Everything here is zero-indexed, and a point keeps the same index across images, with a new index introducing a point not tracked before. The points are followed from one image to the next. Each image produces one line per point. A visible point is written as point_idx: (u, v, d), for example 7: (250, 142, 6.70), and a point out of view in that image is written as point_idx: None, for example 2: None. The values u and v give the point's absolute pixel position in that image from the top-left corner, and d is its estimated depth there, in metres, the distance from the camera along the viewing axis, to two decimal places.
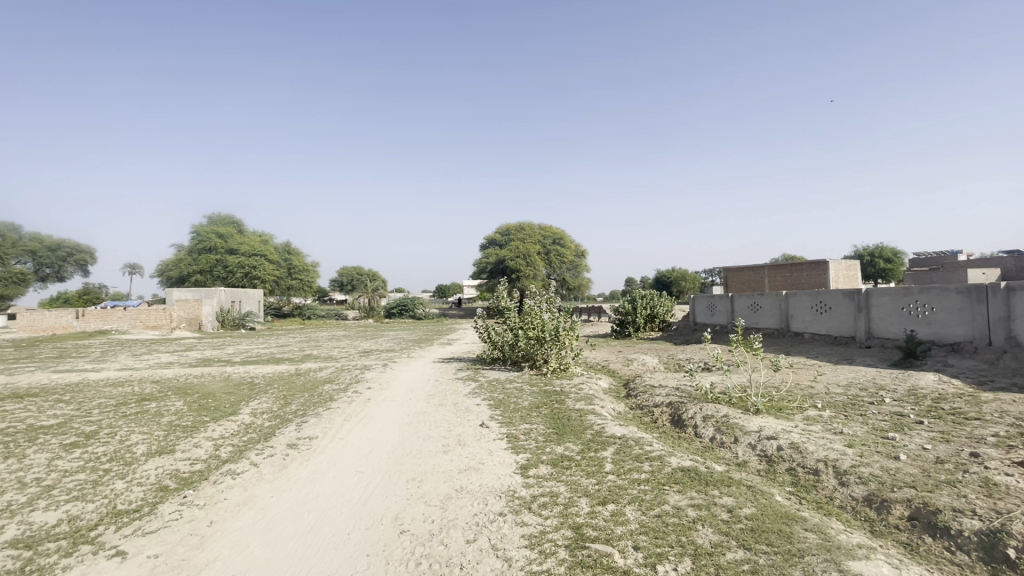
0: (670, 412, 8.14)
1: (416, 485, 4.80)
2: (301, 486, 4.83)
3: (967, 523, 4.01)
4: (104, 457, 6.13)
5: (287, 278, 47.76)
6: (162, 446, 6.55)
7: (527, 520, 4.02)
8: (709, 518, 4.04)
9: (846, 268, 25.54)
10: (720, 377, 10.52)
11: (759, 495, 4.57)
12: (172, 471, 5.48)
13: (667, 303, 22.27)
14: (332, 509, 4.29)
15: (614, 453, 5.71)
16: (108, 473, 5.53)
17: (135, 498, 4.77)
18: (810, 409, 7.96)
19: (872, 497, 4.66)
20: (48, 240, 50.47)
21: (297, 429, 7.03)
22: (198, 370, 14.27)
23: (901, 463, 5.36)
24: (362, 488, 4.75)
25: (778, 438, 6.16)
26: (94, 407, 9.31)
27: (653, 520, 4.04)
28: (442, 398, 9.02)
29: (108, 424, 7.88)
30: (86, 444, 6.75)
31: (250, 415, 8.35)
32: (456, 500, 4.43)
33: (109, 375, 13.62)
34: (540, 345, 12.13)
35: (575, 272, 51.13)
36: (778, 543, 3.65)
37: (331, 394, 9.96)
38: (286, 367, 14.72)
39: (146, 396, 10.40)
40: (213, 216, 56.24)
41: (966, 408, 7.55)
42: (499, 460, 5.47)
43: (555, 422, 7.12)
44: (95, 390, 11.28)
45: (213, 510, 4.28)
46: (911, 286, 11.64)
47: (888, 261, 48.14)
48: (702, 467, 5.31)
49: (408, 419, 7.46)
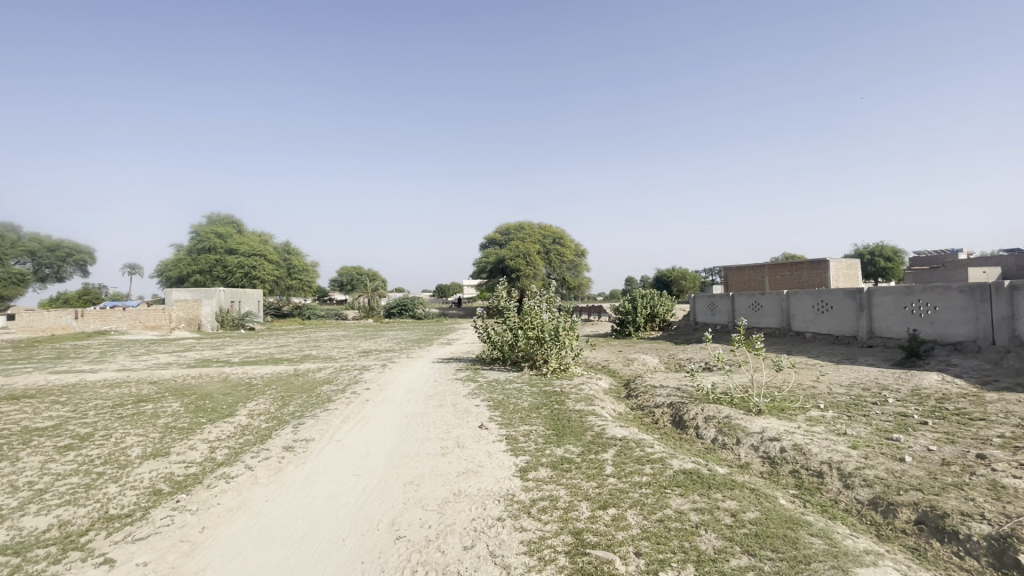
0: (671, 413, 8.06)
1: (413, 489, 4.72)
2: (296, 490, 4.74)
3: (975, 527, 3.93)
4: (99, 460, 6.04)
5: (287, 277, 47.68)
6: (157, 448, 6.46)
7: (526, 525, 3.94)
8: (712, 523, 3.96)
9: (847, 268, 25.46)
10: (721, 377, 10.44)
11: (762, 498, 4.49)
12: (166, 475, 5.39)
13: (668, 302, 22.17)
14: (327, 514, 4.20)
15: (615, 455, 5.62)
16: (102, 477, 5.45)
17: (127, 502, 4.68)
18: (813, 409, 7.87)
19: (878, 500, 4.58)
20: (48, 240, 50.42)
21: (294, 431, 6.95)
22: (196, 371, 14.18)
23: (907, 465, 5.28)
24: (358, 492, 4.67)
25: (781, 440, 6.07)
26: (91, 409, 9.23)
27: (655, 525, 3.95)
28: (441, 399, 8.93)
29: (104, 426, 7.80)
30: (81, 447, 6.66)
31: (247, 417, 8.26)
32: (454, 504, 4.35)
33: (106, 376, 13.53)
34: (540, 345, 12.05)
35: (575, 272, 50.86)
36: (783, 549, 3.57)
37: (329, 395, 9.87)
38: (284, 367, 14.64)
39: (143, 397, 10.32)
40: (213, 216, 56.25)
41: (971, 408, 7.47)
42: (498, 462, 5.39)
43: (555, 423, 7.04)
44: (92, 391, 11.20)
45: (206, 515, 4.20)
46: (914, 285, 11.55)
47: (888, 260, 48.09)
48: (704, 470, 5.22)
49: (406, 420, 7.37)
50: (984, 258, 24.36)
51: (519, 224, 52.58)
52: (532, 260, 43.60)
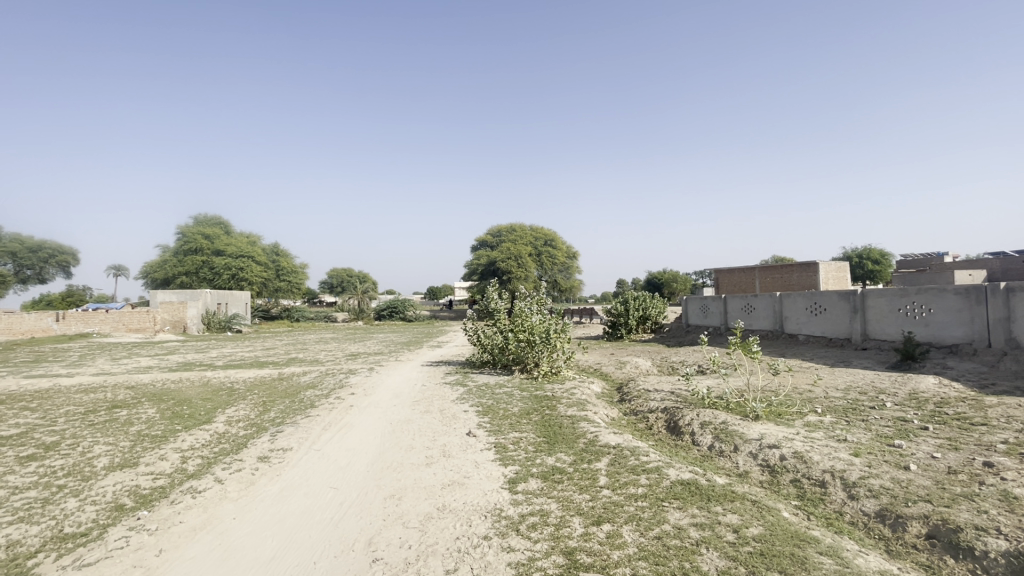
0: (666, 418, 7.80)
1: (394, 503, 4.42)
2: (268, 505, 4.45)
3: (992, 543, 3.70)
4: (61, 472, 5.67)
5: (274, 280, 47.00)
6: (126, 458, 6.09)
7: (514, 544, 3.66)
8: (714, 540, 3.70)
9: (836, 270, 25.56)
10: (716, 381, 10.21)
11: (765, 511, 4.23)
12: (131, 488, 5.03)
13: (660, 305, 21.97)
14: (299, 532, 3.91)
15: (608, 464, 5.35)
16: (61, 490, 5.07)
17: (86, 519, 4.33)
18: (811, 414, 7.65)
19: (886, 513, 4.36)
20: (30, 241, 49.27)
21: (271, 439, 6.62)
22: (176, 375, 13.68)
23: (912, 474, 5.05)
24: (335, 508, 4.36)
25: (780, 447, 5.84)
26: (62, 416, 8.79)
27: (654, 543, 3.69)
28: (428, 405, 8.63)
29: (72, 434, 7.39)
30: (44, 457, 6.27)
31: (225, 423, 7.90)
32: (437, 521, 4.06)
33: (82, 381, 12.98)
34: (531, 348, 11.79)
35: (567, 275, 50.56)
36: (792, 571, 3.31)
37: (312, 400, 9.53)
38: (268, 372, 14.16)
39: (118, 403, 9.90)
40: (200, 217, 55.41)
41: (971, 413, 7.28)
42: (486, 473, 5.11)
43: (546, 430, 6.77)
44: (64, 397, 10.71)
45: (165, 536, 3.87)
46: (908, 287, 11.44)
47: (876, 263, 48.43)
48: (703, 480, 4.94)
49: (391, 428, 7.05)
50: (969, 262, 24.59)
51: (511, 226, 52.25)
52: (525, 263, 43.32)
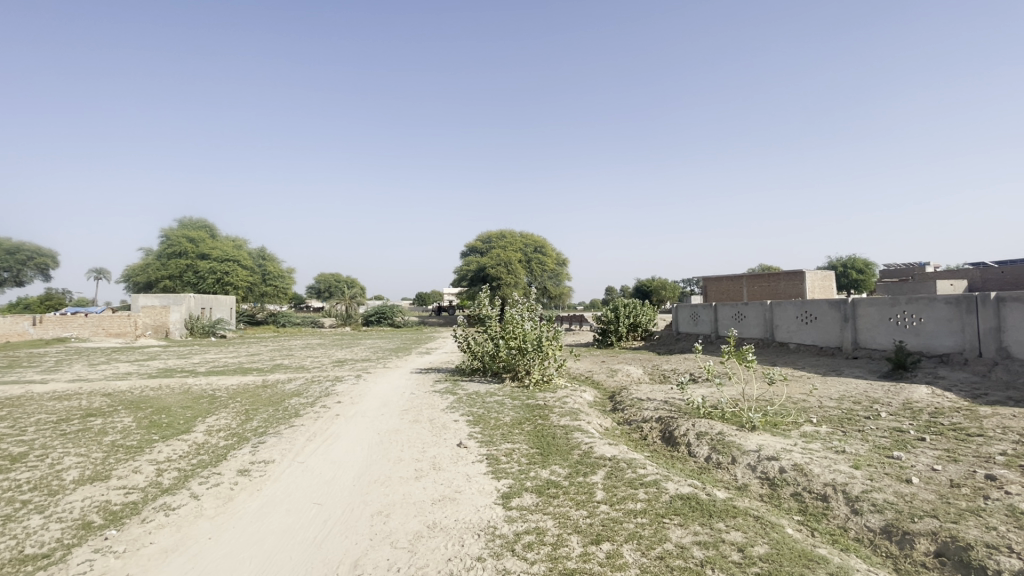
0: (661, 428, 7.62)
1: (382, 521, 4.18)
2: (247, 523, 4.20)
3: (1005, 562, 3.56)
4: (27, 485, 5.34)
5: (259, 285, 46.38)
6: (98, 471, 5.78)
7: (510, 566, 3.45)
8: (719, 561, 3.52)
9: (822, 280, 25.81)
10: (710, 390, 10.04)
11: (769, 528, 4.07)
12: (101, 504, 4.73)
13: (650, 312, 21.93)
14: (279, 554, 3.66)
15: (605, 478, 5.16)
16: (26, 506, 4.76)
17: (49, 539, 4.04)
18: (807, 425, 7.52)
19: (892, 529, 4.22)
20: (8, 242, 48.10)
21: (253, 451, 6.34)
22: (156, 382, 13.24)
23: (914, 488, 4.92)
24: (318, 526, 4.12)
25: (780, 458, 5.70)
26: (32, 425, 8.39)
27: (656, 564, 3.50)
28: (417, 414, 8.35)
29: (42, 444, 7.04)
30: (11, 469, 5.94)
31: (204, 433, 7.57)
32: (427, 540, 3.84)
33: (56, 387, 12.52)
34: (522, 355, 11.56)
35: (558, 281, 50.31)
36: None
37: (297, 409, 9.20)
38: (251, 378, 13.76)
39: (92, 411, 9.47)
40: (185, 220, 54.55)
41: (967, 424, 7.20)
42: (477, 487, 4.90)
43: (539, 441, 6.55)
44: (36, 405, 10.27)
45: (133, 559, 3.61)
46: (898, 295, 11.44)
47: (860, 272, 49.04)
48: (703, 494, 4.77)
49: (378, 438, 6.81)
50: (950, 272, 24.93)
51: (501, 232, 52.20)
52: (515, 269, 43.30)
